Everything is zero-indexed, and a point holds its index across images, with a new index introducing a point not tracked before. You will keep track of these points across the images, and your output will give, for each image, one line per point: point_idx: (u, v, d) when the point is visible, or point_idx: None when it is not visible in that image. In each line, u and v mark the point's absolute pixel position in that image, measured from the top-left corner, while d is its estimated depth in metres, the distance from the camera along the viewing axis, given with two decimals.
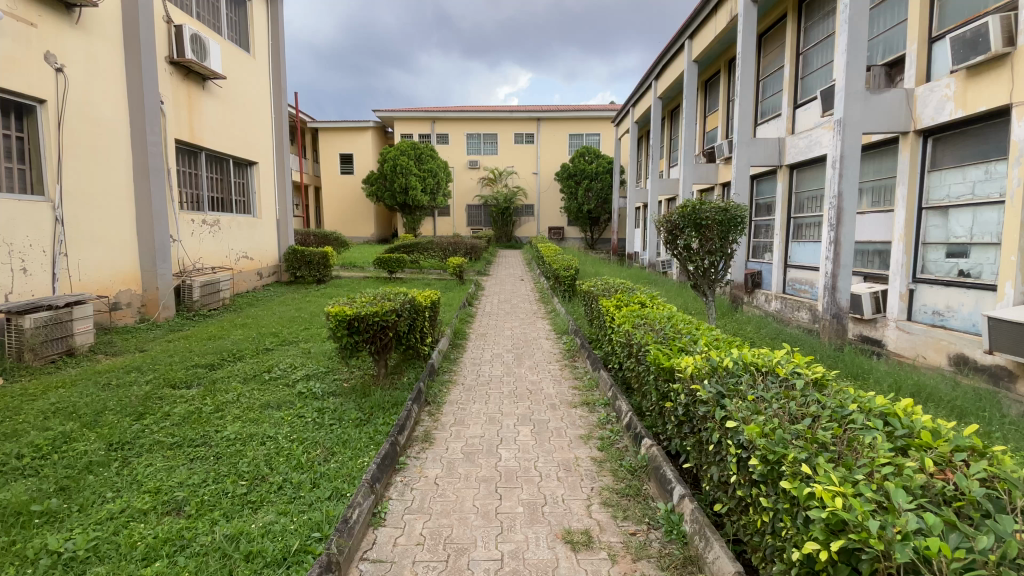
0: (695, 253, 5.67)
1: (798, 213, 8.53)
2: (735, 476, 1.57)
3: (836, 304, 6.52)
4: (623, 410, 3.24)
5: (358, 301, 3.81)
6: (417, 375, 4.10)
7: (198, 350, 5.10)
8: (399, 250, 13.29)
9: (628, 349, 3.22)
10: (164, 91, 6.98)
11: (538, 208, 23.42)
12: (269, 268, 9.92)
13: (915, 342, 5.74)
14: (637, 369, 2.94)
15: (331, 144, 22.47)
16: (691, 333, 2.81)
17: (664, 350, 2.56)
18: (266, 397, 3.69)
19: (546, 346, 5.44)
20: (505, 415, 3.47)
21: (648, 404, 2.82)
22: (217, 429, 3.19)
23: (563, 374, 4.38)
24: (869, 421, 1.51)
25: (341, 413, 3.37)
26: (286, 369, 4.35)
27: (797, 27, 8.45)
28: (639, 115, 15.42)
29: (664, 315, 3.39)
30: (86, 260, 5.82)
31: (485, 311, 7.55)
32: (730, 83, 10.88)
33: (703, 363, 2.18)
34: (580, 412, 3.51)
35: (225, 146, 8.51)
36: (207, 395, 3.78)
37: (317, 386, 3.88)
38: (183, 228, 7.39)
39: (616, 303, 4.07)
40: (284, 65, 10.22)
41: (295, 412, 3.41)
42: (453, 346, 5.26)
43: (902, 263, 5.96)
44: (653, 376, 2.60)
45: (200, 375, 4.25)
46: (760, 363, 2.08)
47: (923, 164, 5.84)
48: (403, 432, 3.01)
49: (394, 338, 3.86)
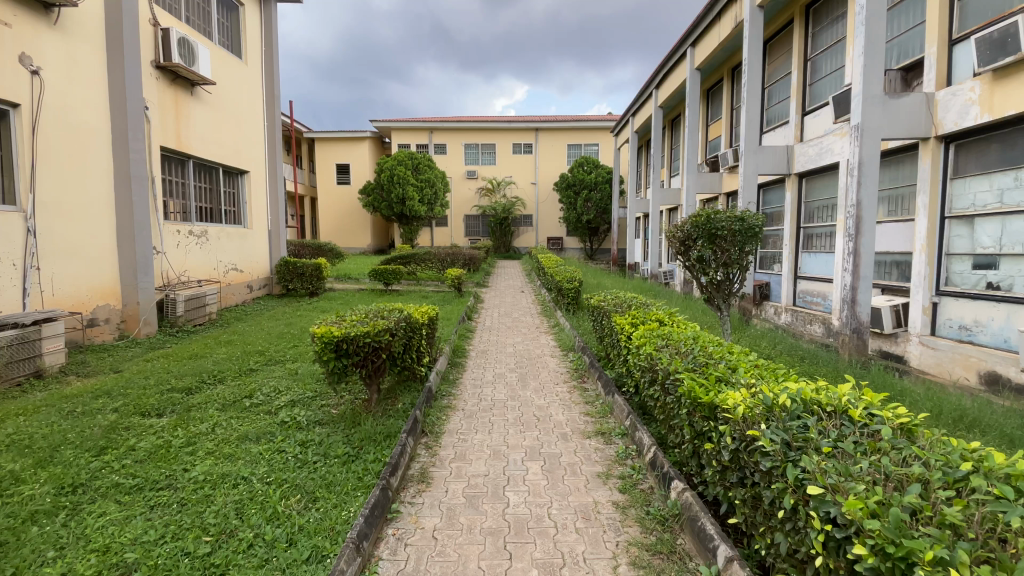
0: (708, 265, 5.34)
1: (809, 222, 8.23)
2: (822, 559, 1.26)
3: (855, 319, 6.08)
4: (645, 443, 2.88)
5: (347, 320, 3.43)
6: (413, 401, 3.73)
7: (177, 371, 4.71)
8: (396, 261, 12.96)
9: (649, 374, 2.87)
10: (149, 96, 6.66)
11: (537, 218, 23.15)
12: (260, 280, 9.55)
13: (941, 359, 5.42)
14: (664, 399, 2.58)
15: (327, 154, 22.22)
16: (726, 359, 2.45)
17: (700, 380, 2.21)
18: (245, 427, 3.31)
19: (552, 364, 5.07)
20: (511, 448, 3.10)
21: (677, 440, 2.46)
22: (185, 467, 2.81)
23: (572, 398, 4.01)
24: (998, 490, 1.18)
25: (328, 447, 3.00)
26: (270, 395, 3.96)
27: (805, 32, 8.23)
28: (639, 124, 15.20)
29: (688, 336, 3.04)
30: (60, 273, 5.45)
31: (486, 326, 7.17)
32: (734, 91, 10.66)
33: (754, 399, 1.84)
34: (595, 444, 3.14)
35: (215, 154, 8.18)
36: (180, 425, 3.39)
37: (303, 414, 3.50)
38: (168, 239, 7.03)
39: (631, 321, 3.72)
40: (278, 71, 9.94)
41: (275, 446, 3.03)
42: (452, 366, 4.88)
43: (924, 275, 5.63)
44: (686, 410, 2.24)
45: (175, 401, 3.86)
46: (824, 402, 1.73)
47: (945, 171, 5.55)
48: (396, 473, 2.62)
49: (388, 360, 3.50)
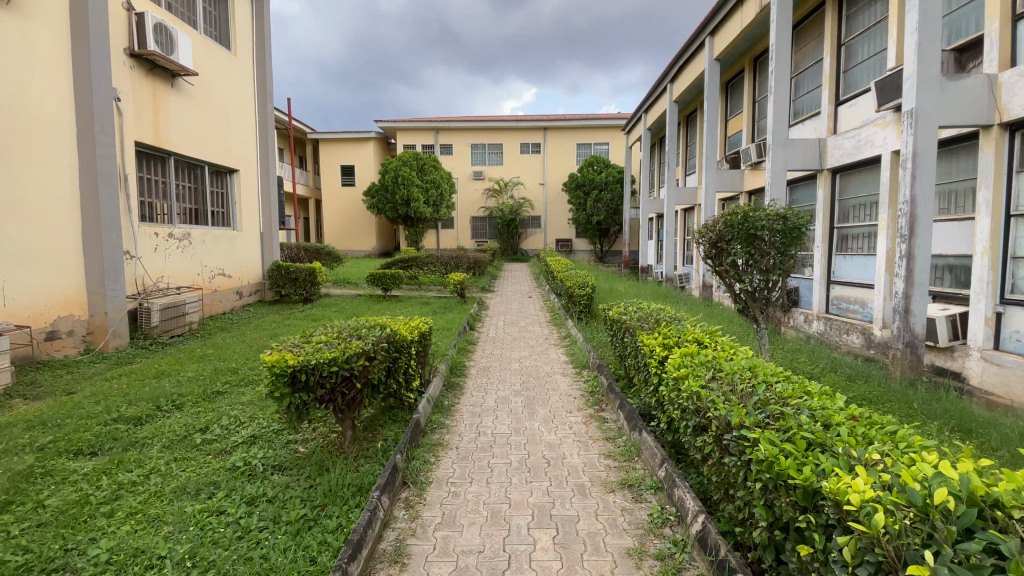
0: (744, 271, 4.66)
1: (844, 222, 7.49)
2: None
3: (909, 331, 5.29)
4: (689, 509, 2.20)
5: (311, 342, 2.76)
6: (396, 438, 3.08)
7: (132, 394, 4.09)
8: (398, 265, 12.36)
9: (695, 422, 2.19)
10: (122, 87, 6.12)
11: (545, 220, 22.45)
12: (251, 286, 8.98)
13: (1008, 378, 4.67)
14: (721, 458, 1.92)
15: (331, 155, 21.71)
16: (811, 410, 1.79)
17: (782, 446, 1.56)
18: (185, 477, 2.69)
19: (563, 386, 4.38)
20: (514, 508, 2.43)
21: (740, 517, 1.80)
22: (94, 538, 2.18)
23: (589, 433, 3.32)
24: None
25: (281, 508, 2.36)
26: (228, 428, 3.34)
27: (838, 15, 7.52)
28: (652, 121, 14.52)
29: (742, 367, 2.37)
30: (13, 282, 4.90)
31: (489, 338, 6.49)
32: (757, 83, 9.95)
33: (893, 496, 1.20)
34: (621, 503, 2.48)
35: (199, 151, 7.60)
36: (107, 472, 2.77)
37: (259, 458, 2.87)
38: (144, 243, 6.45)
39: (662, 342, 3.04)
40: (269, 65, 9.39)
41: (214, 505, 2.40)
42: (448, 390, 4.20)
43: (987, 282, 4.88)
44: (761, 485, 1.58)
45: (117, 436, 3.27)
46: (1011, 505, 1.11)
47: (1010, 163, 4.80)
48: (357, 557, 1.95)
49: (365, 389, 2.87)
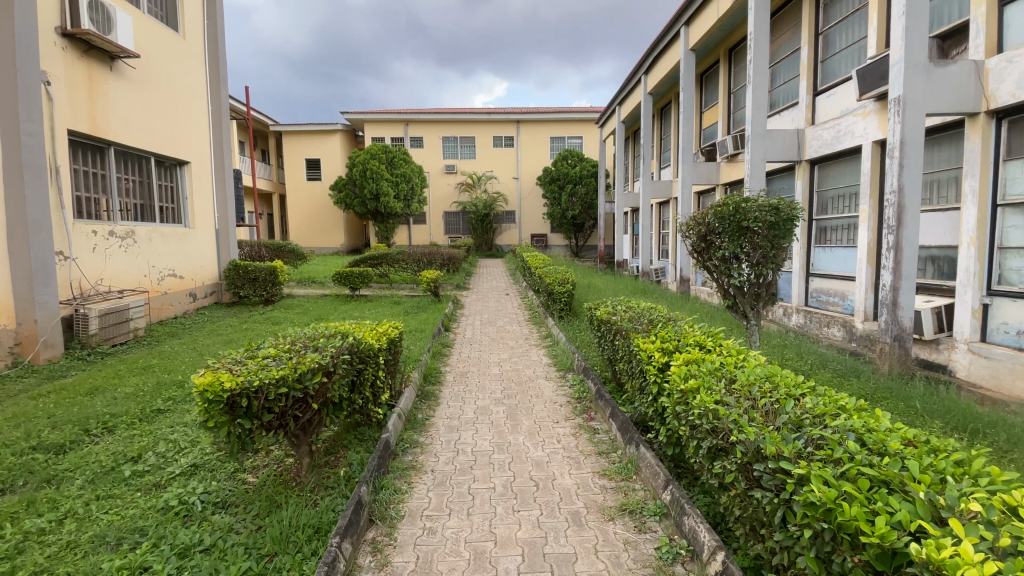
0: (733, 266, 4.43)
1: (822, 214, 7.40)
2: None
3: (897, 324, 5.12)
4: (704, 544, 1.89)
5: (253, 358, 2.34)
6: (362, 461, 2.70)
7: (58, 416, 3.56)
8: (367, 262, 11.82)
9: (710, 447, 1.88)
10: (52, 68, 5.48)
11: (519, 214, 22.17)
12: (206, 287, 8.36)
13: (997, 371, 4.56)
14: (749, 491, 1.61)
15: (295, 148, 20.79)
16: (859, 434, 1.51)
17: (840, 486, 1.27)
18: (107, 521, 2.25)
19: (547, 392, 4.05)
20: (501, 547, 2.09)
21: (774, 563, 1.50)
22: None
23: (580, 448, 3.00)
24: None
25: (220, 560, 1.95)
26: (165, 455, 2.89)
27: (815, 4, 7.40)
28: (626, 113, 14.33)
29: (758, 376, 2.09)
30: None
31: (466, 339, 6.12)
32: (732, 74, 9.82)
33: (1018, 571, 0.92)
34: (623, 534, 2.16)
35: (144, 141, 6.95)
36: (11, 518, 2.30)
37: (198, 494, 2.44)
38: (80, 243, 5.82)
39: (660, 346, 2.75)
40: (222, 49, 8.75)
41: (136, 559, 1.97)
42: (422, 401, 3.82)
43: (973, 273, 4.76)
44: (812, 535, 1.30)
45: (32, 469, 2.78)
46: None
47: (997, 152, 4.68)
48: None
49: (324, 409, 2.48)
